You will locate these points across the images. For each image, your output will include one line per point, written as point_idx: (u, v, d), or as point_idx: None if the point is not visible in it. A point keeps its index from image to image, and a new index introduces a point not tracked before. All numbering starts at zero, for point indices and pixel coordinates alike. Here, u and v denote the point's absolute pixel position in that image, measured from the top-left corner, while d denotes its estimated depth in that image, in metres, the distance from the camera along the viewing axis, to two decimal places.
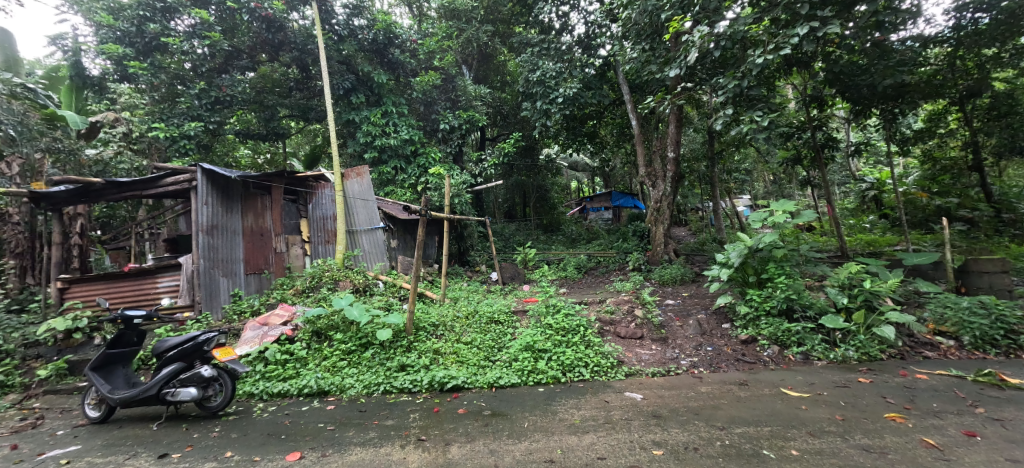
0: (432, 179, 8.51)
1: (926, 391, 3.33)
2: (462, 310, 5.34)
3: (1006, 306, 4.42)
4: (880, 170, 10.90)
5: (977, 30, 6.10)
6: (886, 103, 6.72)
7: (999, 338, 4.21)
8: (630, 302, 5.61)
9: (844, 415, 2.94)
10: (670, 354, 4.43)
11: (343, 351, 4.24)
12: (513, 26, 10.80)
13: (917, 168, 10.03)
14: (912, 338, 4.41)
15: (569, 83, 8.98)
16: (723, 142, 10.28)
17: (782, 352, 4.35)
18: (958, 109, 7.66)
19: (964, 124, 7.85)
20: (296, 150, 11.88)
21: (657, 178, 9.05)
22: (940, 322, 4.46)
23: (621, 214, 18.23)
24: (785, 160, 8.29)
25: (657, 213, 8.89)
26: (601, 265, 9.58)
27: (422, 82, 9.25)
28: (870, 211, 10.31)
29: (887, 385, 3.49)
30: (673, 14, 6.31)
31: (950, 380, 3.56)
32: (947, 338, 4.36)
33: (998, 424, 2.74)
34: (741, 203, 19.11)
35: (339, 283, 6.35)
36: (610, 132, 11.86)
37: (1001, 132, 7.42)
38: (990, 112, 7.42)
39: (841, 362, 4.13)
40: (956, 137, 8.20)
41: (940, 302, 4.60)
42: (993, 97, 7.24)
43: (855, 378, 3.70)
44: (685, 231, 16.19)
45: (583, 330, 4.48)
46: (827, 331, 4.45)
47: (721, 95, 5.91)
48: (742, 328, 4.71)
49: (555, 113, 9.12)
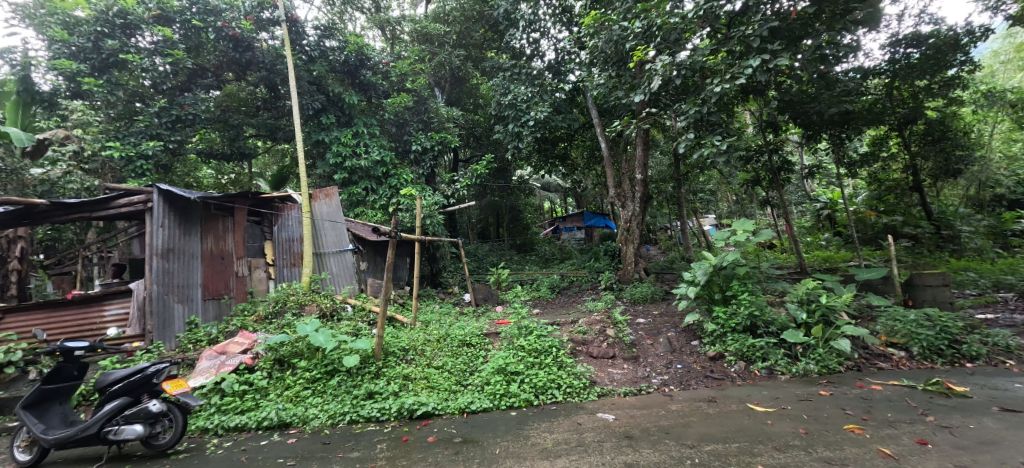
0: (403, 199, 8.46)
1: (881, 401, 3.49)
2: (433, 333, 5.22)
3: (949, 317, 4.71)
4: (832, 191, 11.61)
5: (909, 63, 6.70)
6: (835, 128, 7.18)
7: (944, 348, 4.47)
8: (602, 322, 5.62)
9: (807, 429, 3.02)
10: (642, 373, 4.49)
11: (307, 380, 4.05)
12: (485, 51, 11.13)
13: (865, 189, 10.72)
14: (867, 350, 4.62)
15: (540, 107, 9.16)
16: (688, 165, 10.73)
17: (748, 367, 4.47)
18: (898, 135, 8.31)
19: (904, 149, 8.49)
20: (263, 172, 11.63)
21: (626, 199, 9.26)
22: (891, 334, 4.69)
23: (593, 234, 18.51)
24: (746, 182, 8.68)
25: (627, 232, 9.10)
26: (574, 285, 9.64)
27: (394, 104, 9.22)
28: (825, 229, 10.94)
29: (846, 397, 3.62)
30: (637, 44, 6.64)
31: (902, 389, 3.75)
32: (898, 349, 4.59)
33: (946, 431, 2.88)
34: (707, 223, 19.81)
35: (304, 308, 6.10)
36: (581, 155, 12.18)
37: (936, 155, 8.17)
38: (926, 137, 8.11)
39: (803, 375, 4.28)
40: (898, 160, 8.84)
41: (891, 316, 4.83)
42: (928, 124, 7.91)
43: (817, 391, 3.83)
44: (655, 250, 16.60)
45: (556, 351, 4.45)
46: (789, 346, 4.61)
47: (684, 120, 6.19)
48: (710, 345, 4.82)
49: (527, 136, 9.28)
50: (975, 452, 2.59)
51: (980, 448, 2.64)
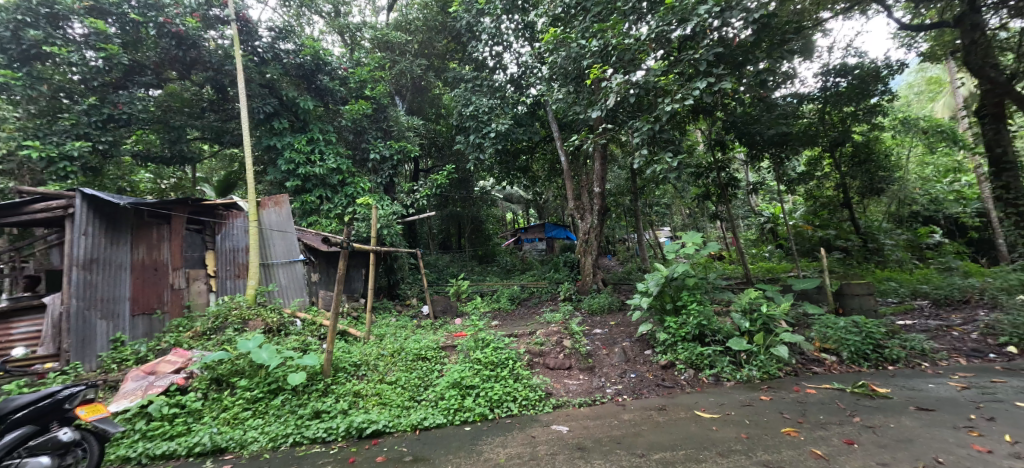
0: (360, 209, 8.22)
1: (814, 404, 3.72)
2: (388, 347, 5.06)
3: (873, 323, 5.12)
4: (774, 206, 12.42)
5: (838, 91, 7.41)
6: (775, 148, 7.73)
7: (870, 353, 4.84)
8: (559, 333, 5.66)
9: (748, 433, 3.17)
10: (597, 383, 4.57)
11: (247, 400, 3.79)
12: (448, 62, 11.14)
13: (802, 205, 11.55)
14: (803, 356, 4.93)
15: (501, 119, 9.24)
16: (643, 180, 11.14)
17: (697, 375, 4.65)
18: (830, 156, 9.05)
19: (835, 169, 9.25)
20: (208, 177, 10.96)
21: (584, 211, 9.47)
22: (825, 340, 5.03)
23: (554, 245, 18.74)
24: (697, 196, 9.11)
25: (586, 244, 9.28)
26: (535, 296, 9.69)
27: (353, 111, 8.97)
28: (768, 242, 11.66)
29: (784, 402, 3.84)
30: (594, 62, 6.89)
31: (833, 392, 4.02)
32: (830, 354, 4.93)
33: (870, 431, 3.11)
34: (663, 235, 20.57)
35: (248, 323, 5.74)
36: (542, 167, 12.36)
37: (863, 175, 8.96)
38: (854, 158, 8.87)
39: (746, 381, 4.50)
40: (830, 179, 9.61)
41: (823, 323, 5.19)
42: (855, 147, 8.67)
43: (758, 396, 4.03)
44: (614, 261, 17.02)
45: (512, 363, 4.43)
46: (734, 353, 4.84)
47: (638, 137, 6.46)
48: (662, 354, 4.98)
49: (488, 147, 9.32)
50: (894, 450, 2.82)
51: (898, 446, 2.87)
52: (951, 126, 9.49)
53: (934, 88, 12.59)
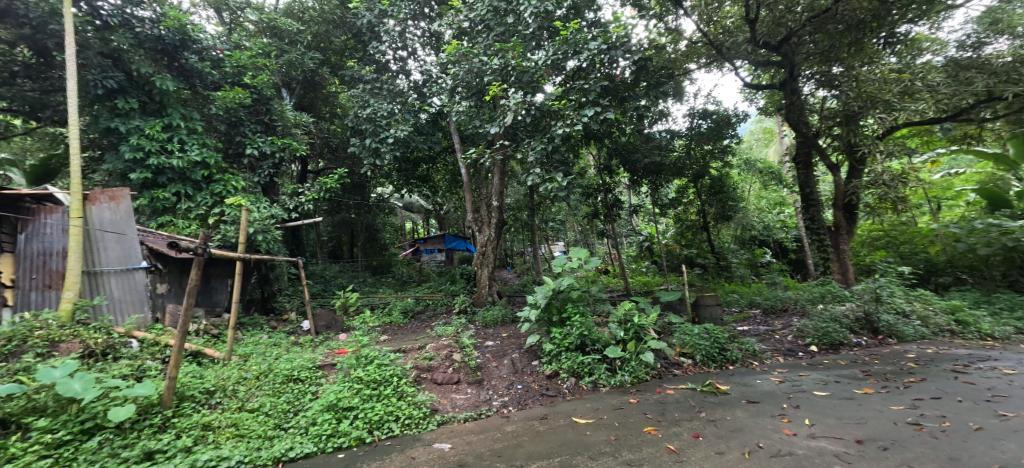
0: (228, 210, 7.22)
1: (671, 403, 4.21)
2: (253, 369, 4.47)
3: (719, 330, 5.98)
4: (650, 227, 13.96)
5: (700, 131, 8.67)
6: (651, 176, 8.71)
7: (716, 355, 5.65)
8: (450, 347, 5.58)
9: (617, 435, 3.46)
10: (484, 396, 4.60)
11: (46, 445, 3.01)
12: (346, 59, 10.48)
13: (672, 226, 13.17)
14: (666, 360, 5.56)
15: (400, 125, 8.94)
16: (540, 196, 11.67)
17: (578, 383, 4.95)
18: (693, 186, 10.52)
19: (696, 197, 10.76)
20: (18, 160, 8.72)
21: (482, 224, 9.57)
22: (683, 345, 5.74)
23: (453, 257, 18.59)
24: (587, 215, 9.80)
25: (483, 256, 9.35)
26: (429, 309, 9.43)
27: (225, 98, 7.80)
28: (645, 258, 13.11)
29: (648, 403, 4.27)
30: (495, 79, 7.07)
31: (687, 392, 4.60)
32: (687, 357, 5.63)
33: (712, 424, 3.62)
34: (558, 249, 21.76)
35: (59, 347, 4.60)
36: (443, 178, 12.24)
37: (717, 204, 10.56)
38: (711, 189, 10.43)
39: (619, 386, 4.90)
40: (692, 205, 11.13)
41: (683, 331, 5.92)
42: (712, 179, 10.22)
43: (628, 399, 4.43)
44: (510, 273, 17.45)
45: (397, 380, 4.24)
46: (610, 361, 5.25)
47: (534, 155, 6.76)
48: (548, 364, 5.22)
49: (385, 153, 8.90)
50: (728, 439, 3.31)
51: (732, 435, 3.37)
52: (778, 168, 11.72)
53: (769, 137, 15.43)
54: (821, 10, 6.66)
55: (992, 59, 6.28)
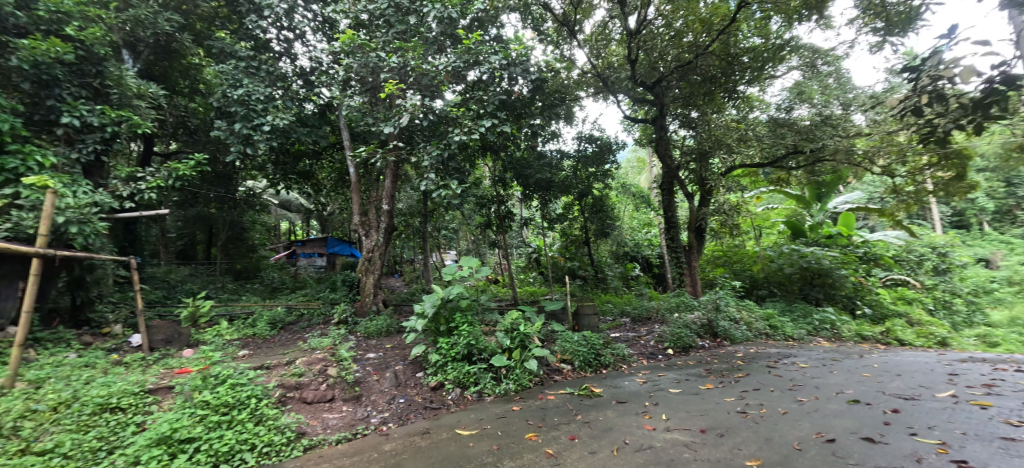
0: (29, 193, 5.65)
1: (551, 408, 4.39)
2: (51, 399, 3.50)
3: (596, 337, 6.44)
4: (538, 239, 14.65)
5: (586, 154, 9.41)
6: (541, 191, 9.11)
7: (592, 360, 6.05)
8: (324, 361, 5.08)
9: (499, 444, 3.48)
10: (361, 414, 4.25)
11: None
12: (215, 30, 9.08)
13: (558, 240, 13.99)
14: (548, 366, 5.78)
15: (280, 112, 7.98)
16: (433, 203, 11.44)
17: (462, 393, 4.87)
18: (577, 203, 11.35)
19: (580, 214, 11.62)
20: None
21: (369, 228, 8.98)
22: (563, 352, 6.04)
23: (335, 262, 17.15)
24: (480, 224, 9.85)
25: (369, 262, 8.77)
26: (303, 319, 8.50)
27: (34, 48, 5.99)
28: (532, 269, 13.79)
29: (530, 409, 4.39)
30: (392, 78, 6.76)
31: (565, 396, 4.84)
32: (566, 363, 5.93)
33: (587, 425, 3.85)
34: (449, 258, 21.58)
35: None
36: (328, 175, 11.28)
37: (597, 221, 11.52)
38: (593, 207, 11.36)
39: (503, 394, 4.93)
40: (577, 221, 11.93)
41: (564, 338, 6.24)
42: (594, 199, 11.15)
43: (511, 407, 4.50)
44: (398, 281, 16.76)
45: (256, 402, 3.70)
46: (496, 369, 5.28)
47: (428, 161, 6.57)
48: (433, 375, 5.06)
49: (259, 142, 7.81)
50: (600, 438, 3.54)
51: (603, 434, 3.62)
52: (647, 193, 13.27)
53: (641, 165, 17.44)
54: (685, 61, 7.80)
55: (800, 120, 7.88)
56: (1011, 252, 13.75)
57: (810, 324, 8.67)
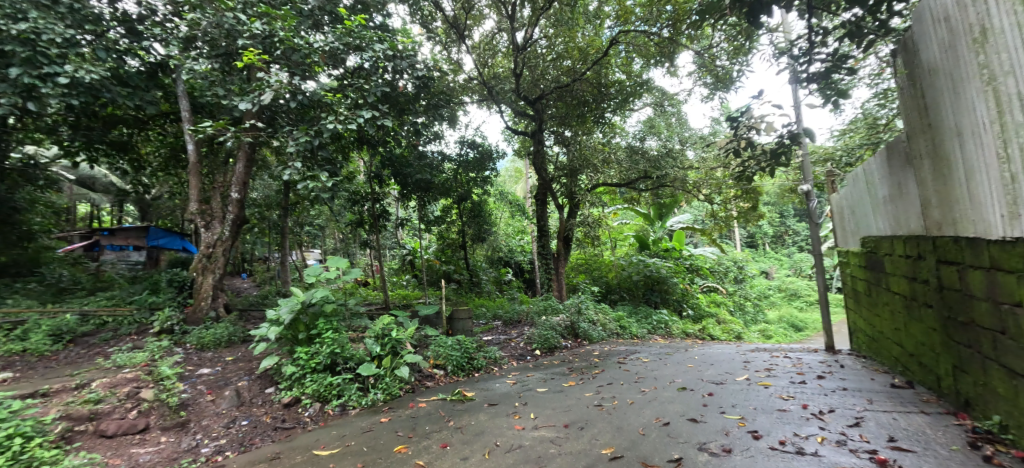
0: None
1: (423, 417, 4.18)
2: None
3: (470, 341, 6.39)
4: (414, 241, 14.24)
5: (468, 159, 9.40)
6: (420, 192, 8.78)
7: (465, 364, 5.93)
8: (137, 382, 4.12)
9: (364, 461, 3.19)
10: (187, 444, 3.56)
11: None
12: None
13: (434, 243, 13.78)
14: (420, 373, 5.51)
15: (89, 64, 6.22)
16: (296, 196, 10.26)
17: (323, 408, 4.36)
18: (456, 207, 11.36)
19: (458, 217, 11.65)
20: None
21: (211, 218, 7.58)
22: (437, 357, 5.84)
23: (159, 258, 14.16)
24: (350, 222, 9.11)
25: (207, 259, 7.37)
26: (105, 329, 6.74)
27: None
28: (406, 272, 13.42)
29: (399, 420, 4.12)
30: (252, 46, 5.84)
31: (437, 403, 4.63)
32: (439, 369, 5.74)
33: (459, 431, 3.74)
34: (313, 257, 19.66)
35: None
36: (156, 151, 9.28)
37: (474, 225, 11.69)
38: (471, 212, 11.52)
39: (371, 406, 4.52)
40: (454, 225, 11.89)
41: (437, 343, 6.06)
42: (472, 203, 11.30)
43: (379, 419, 4.18)
44: (247, 282, 14.63)
45: (19, 445, 2.81)
46: (363, 379, 4.85)
47: (293, 147, 5.72)
48: (286, 390, 4.47)
49: (51, 98, 6.01)
50: (472, 442, 3.45)
51: (475, 438, 3.54)
52: (522, 202, 13.90)
53: (519, 175, 18.30)
54: (563, 83, 8.41)
55: (651, 149, 9.07)
56: (781, 266, 18.06)
57: (650, 324, 10.05)
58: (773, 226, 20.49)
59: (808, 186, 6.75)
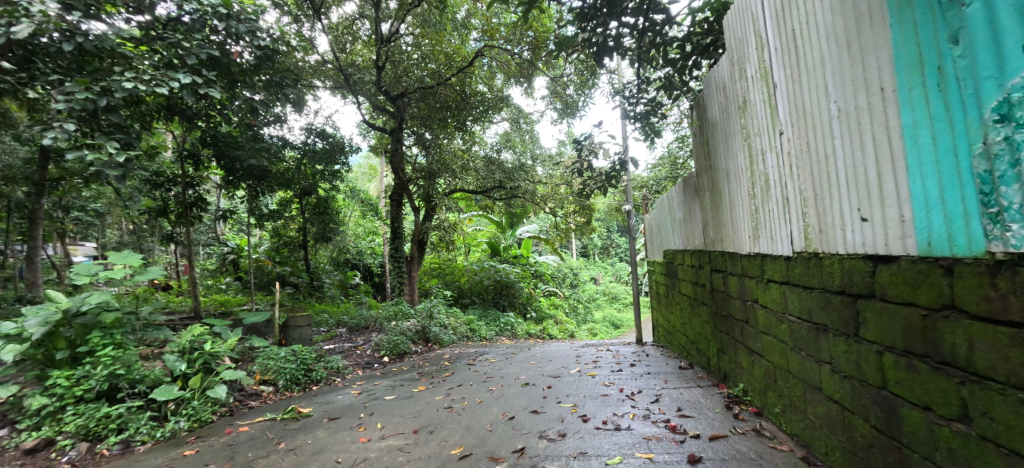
0: None
1: (243, 443, 3.51)
2: None
3: (307, 351, 5.77)
4: (241, 237, 12.29)
5: (315, 150, 8.54)
6: (252, 180, 7.34)
7: (301, 377, 5.30)
8: None
9: None
10: None
11: None
12: None
13: (267, 240, 12.12)
14: (241, 392, 4.75)
15: None
16: None
17: (93, 448, 3.42)
18: (298, 202, 10.24)
19: (299, 214, 10.52)
20: None
21: None
22: (265, 372, 5.11)
23: None
24: (149, 211, 7.36)
25: None
26: None
27: None
28: (227, 272, 11.51)
29: (211, 450, 3.41)
30: None
31: (264, 424, 3.94)
32: (268, 385, 5.03)
33: (291, 453, 3.22)
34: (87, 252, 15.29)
35: None
36: None
37: (319, 223, 10.70)
38: (316, 208, 10.54)
39: (169, 437, 3.68)
40: (295, 221, 10.68)
41: (266, 355, 5.33)
42: (318, 199, 10.37)
43: (181, 453, 3.39)
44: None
45: None
46: (158, 406, 3.97)
47: (61, 103, 3.99)
48: (32, 432, 3.40)
49: None
50: (307, 463, 3.02)
51: (312, 458, 3.10)
52: (375, 202, 13.22)
53: (374, 173, 17.44)
54: (427, 85, 8.34)
55: (506, 161, 9.67)
56: (605, 273, 21.06)
57: (498, 326, 10.62)
58: (601, 238, 23.76)
59: (629, 207, 8.05)
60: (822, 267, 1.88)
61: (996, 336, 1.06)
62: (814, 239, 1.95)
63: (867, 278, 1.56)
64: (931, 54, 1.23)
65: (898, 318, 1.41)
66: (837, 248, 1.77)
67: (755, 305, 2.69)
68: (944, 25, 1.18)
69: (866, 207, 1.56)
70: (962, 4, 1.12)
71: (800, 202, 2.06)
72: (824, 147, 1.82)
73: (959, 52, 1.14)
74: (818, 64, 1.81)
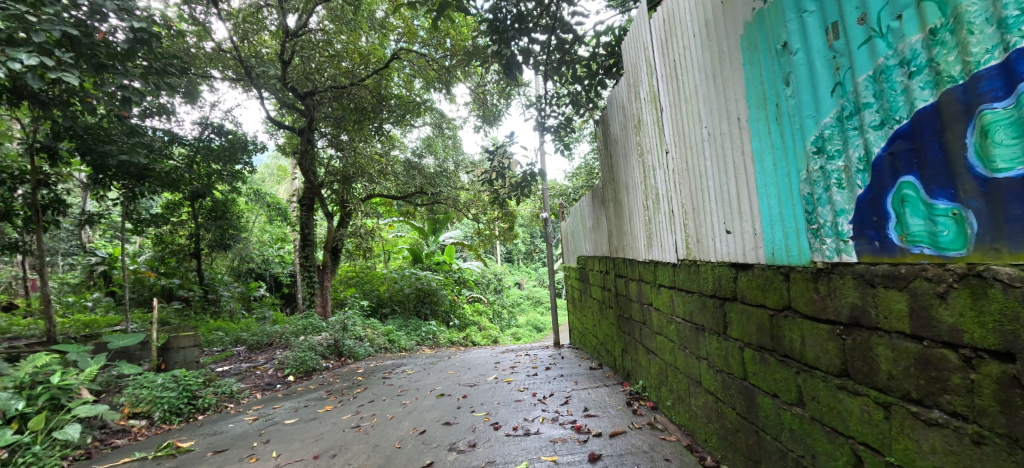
0: None
1: None
2: None
3: (192, 376, 5.09)
4: (114, 246, 10.58)
5: (211, 147, 7.58)
6: (127, 179, 6.37)
7: (183, 406, 4.65)
8: None
9: None
10: None
11: None
12: None
13: (149, 249, 10.59)
14: (102, 430, 4.05)
15: None
16: None
17: None
18: (189, 205, 9.11)
19: (191, 218, 9.35)
20: None
21: None
22: (136, 404, 4.41)
23: None
24: None
25: None
26: None
27: None
28: (95, 287, 9.80)
29: None
30: None
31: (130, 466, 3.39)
32: (139, 419, 4.33)
33: None
34: None
35: None
36: None
37: (215, 229, 9.60)
38: (211, 212, 9.50)
39: None
40: (184, 227, 9.50)
41: (139, 384, 4.62)
42: (214, 203, 9.31)
43: None
44: None
45: None
46: None
47: None
48: None
49: None
50: None
51: None
52: (284, 206, 12.18)
53: (282, 174, 16.11)
54: (340, 85, 7.88)
55: (428, 166, 9.53)
56: (529, 278, 21.56)
57: (419, 336, 10.34)
58: (525, 244, 24.28)
59: (546, 214, 8.29)
60: (699, 272, 2.09)
61: (819, 331, 1.27)
62: (692, 248, 2.18)
63: (731, 282, 1.78)
64: (772, 92, 1.44)
65: (754, 317, 1.62)
66: (709, 256, 1.99)
67: (650, 307, 2.92)
68: (780, 68, 1.38)
69: (730, 221, 1.78)
70: (791, 52, 1.33)
71: (682, 214, 2.28)
72: (698, 166, 2.05)
73: (790, 92, 1.35)
74: (693, 91, 2.03)
